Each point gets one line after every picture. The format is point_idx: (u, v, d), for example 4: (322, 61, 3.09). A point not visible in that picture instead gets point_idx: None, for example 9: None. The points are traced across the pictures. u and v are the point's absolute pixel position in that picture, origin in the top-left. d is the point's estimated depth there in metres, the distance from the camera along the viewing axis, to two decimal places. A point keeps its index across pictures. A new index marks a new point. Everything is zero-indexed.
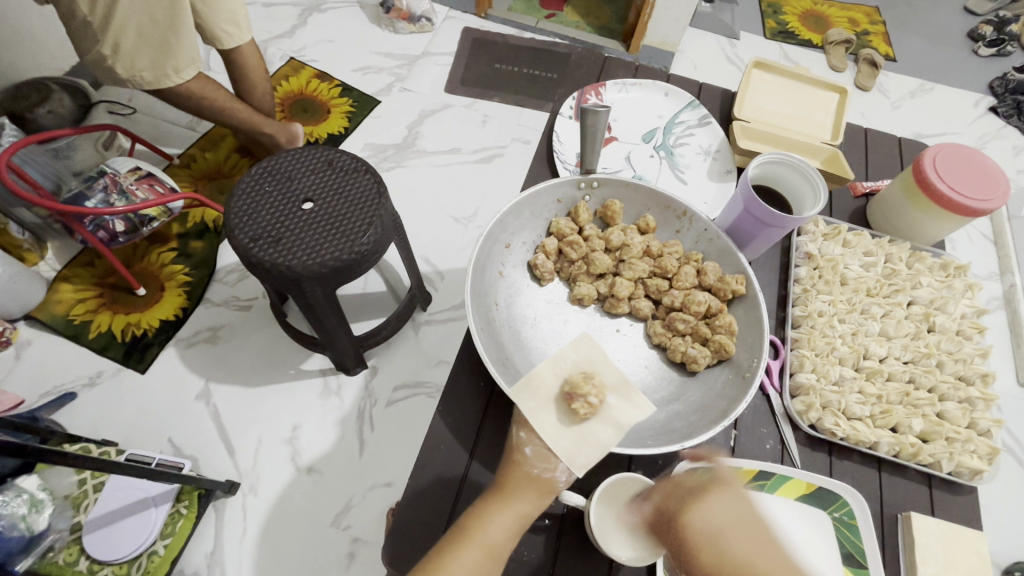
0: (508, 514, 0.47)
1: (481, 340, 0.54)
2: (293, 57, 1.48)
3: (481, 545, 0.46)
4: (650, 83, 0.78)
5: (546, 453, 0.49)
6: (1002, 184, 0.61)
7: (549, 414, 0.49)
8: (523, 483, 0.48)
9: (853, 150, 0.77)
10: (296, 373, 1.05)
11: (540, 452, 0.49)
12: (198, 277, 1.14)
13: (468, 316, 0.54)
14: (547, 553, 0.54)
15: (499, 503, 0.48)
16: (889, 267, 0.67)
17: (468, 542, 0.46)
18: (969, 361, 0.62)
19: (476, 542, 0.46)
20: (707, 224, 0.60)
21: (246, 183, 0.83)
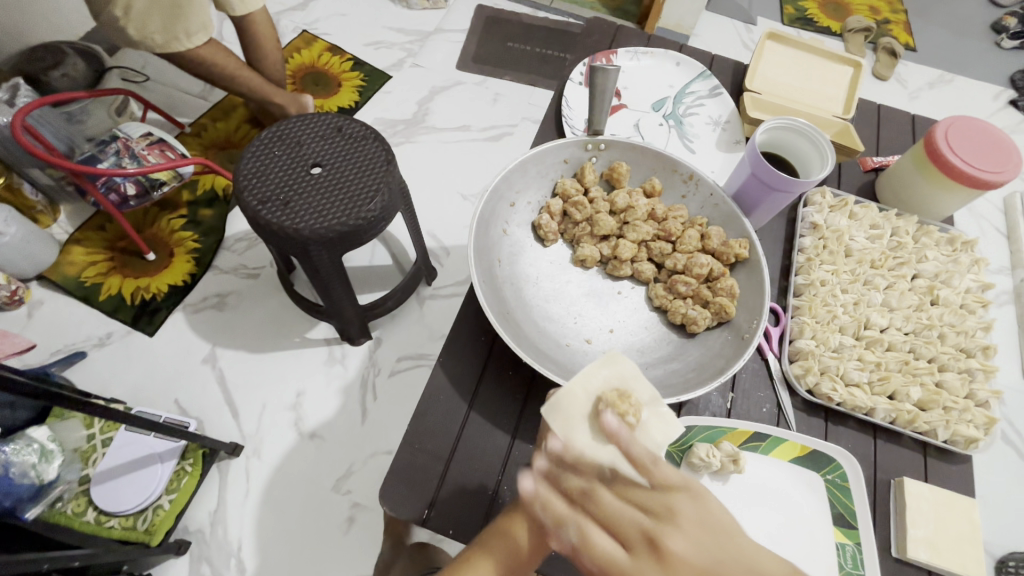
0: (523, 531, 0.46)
1: (484, 293, 0.55)
2: (306, 30, 1.47)
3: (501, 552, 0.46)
4: (662, 52, 0.78)
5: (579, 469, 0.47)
6: (1015, 157, 0.60)
7: (583, 430, 0.45)
8: None
9: (865, 127, 0.76)
10: (301, 341, 1.07)
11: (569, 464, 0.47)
12: (207, 244, 1.16)
13: (471, 269, 0.54)
14: None
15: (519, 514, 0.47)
16: (895, 240, 0.66)
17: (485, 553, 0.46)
18: (972, 334, 0.61)
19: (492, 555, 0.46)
20: (713, 189, 0.60)
21: (256, 147, 0.84)
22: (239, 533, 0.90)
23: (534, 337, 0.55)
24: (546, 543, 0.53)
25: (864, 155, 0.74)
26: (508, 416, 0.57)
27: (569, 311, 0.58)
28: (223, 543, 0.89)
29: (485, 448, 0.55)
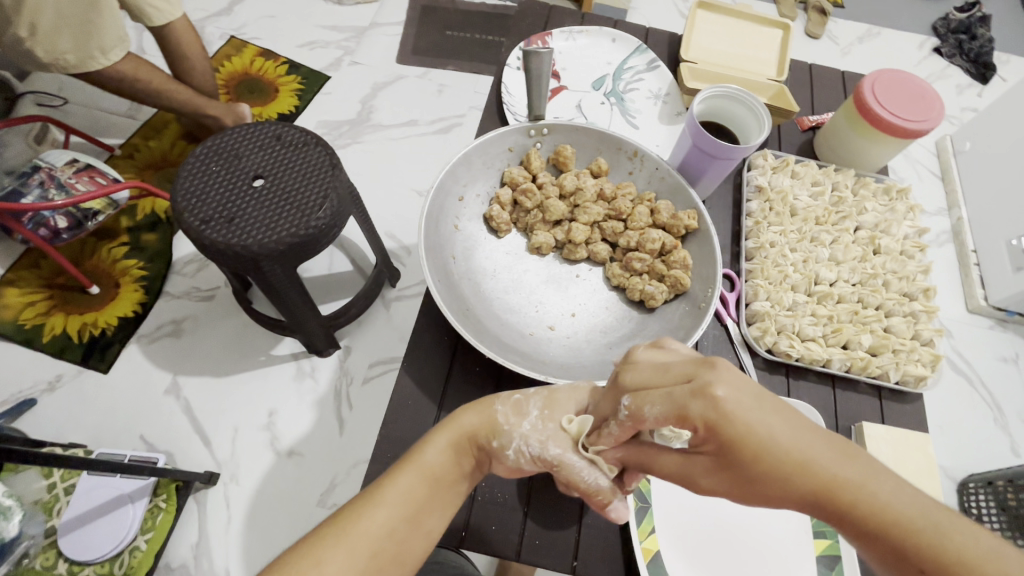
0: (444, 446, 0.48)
1: (441, 292, 0.54)
2: (234, 35, 1.41)
3: (421, 466, 0.47)
4: (597, 29, 0.77)
5: (521, 409, 0.49)
6: (937, 105, 0.62)
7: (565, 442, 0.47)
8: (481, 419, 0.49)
9: (799, 87, 0.78)
10: (267, 358, 1.03)
11: (520, 406, 0.48)
12: (154, 270, 1.10)
13: (424, 269, 0.53)
14: (521, 493, 0.56)
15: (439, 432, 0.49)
16: (836, 195, 0.68)
17: (406, 466, 0.47)
18: (913, 279, 0.64)
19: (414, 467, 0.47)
20: (658, 162, 0.61)
21: (192, 164, 0.80)
22: (225, 562, 0.87)
23: (497, 331, 0.55)
24: (532, 531, 0.54)
25: (800, 115, 0.76)
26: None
27: (530, 300, 0.58)
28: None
29: None
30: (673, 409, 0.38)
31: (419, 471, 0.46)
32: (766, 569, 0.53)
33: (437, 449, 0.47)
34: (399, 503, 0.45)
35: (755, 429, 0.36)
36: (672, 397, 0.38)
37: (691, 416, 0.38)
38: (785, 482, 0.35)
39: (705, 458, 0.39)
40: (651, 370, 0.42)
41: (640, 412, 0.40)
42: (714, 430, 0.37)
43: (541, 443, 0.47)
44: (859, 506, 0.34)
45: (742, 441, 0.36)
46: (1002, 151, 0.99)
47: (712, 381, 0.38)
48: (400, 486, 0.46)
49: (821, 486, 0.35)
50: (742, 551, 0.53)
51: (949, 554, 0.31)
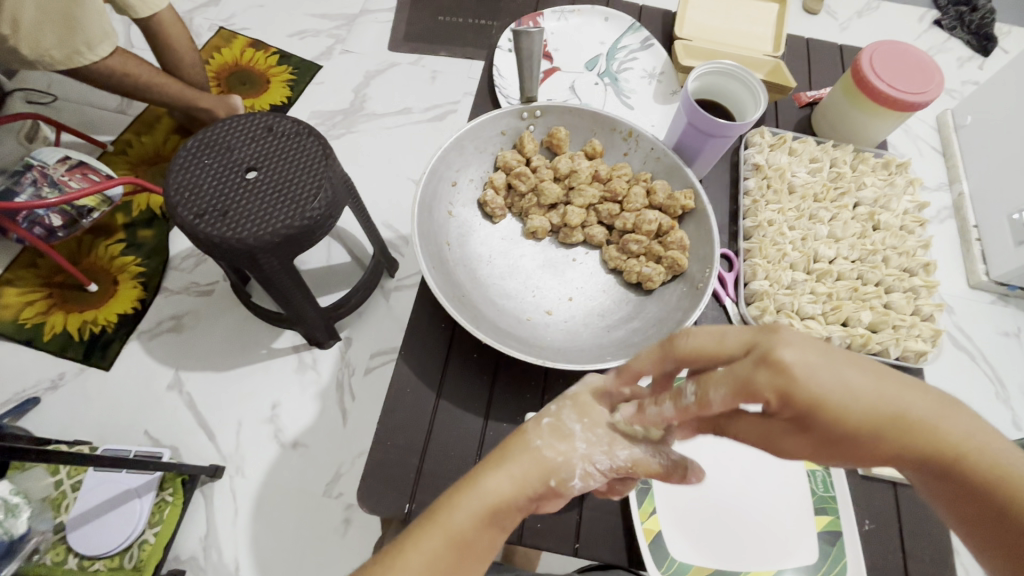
0: (511, 475, 0.42)
1: (436, 279, 0.53)
2: (222, 27, 1.39)
3: (478, 498, 0.41)
4: (589, 8, 0.76)
5: (563, 430, 0.44)
6: (937, 76, 0.61)
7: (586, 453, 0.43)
8: (527, 451, 0.43)
9: (796, 62, 0.77)
10: (268, 351, 1.03)
11: (558, 428, 0.44)
12: (152, 266, 1.10)
13: (418, 256, 0.53)
14: None
15: (501, 457, 0.43)
16: (834, 171, 0.67)
17: (464, 491, 0.41)
18: (913, 254, 0.64)
19: (473, 498, 0.41)
20: (653, 142, 0.60)
21: (184, 158, 0.79)
22: (234, 553, 0.88)
23: (494, 317, 0.54)
24: (532, 515, 0.54)
25: (797, 91, 0.75)
26: (476, 397, 0.56)
27: (526, 286, 0.58)
28: (220, 566, 0.87)
29: (458, 433, 0.55)
30: (740, 386, 0.35)
31: (478, 499, 0.40)
32: (768, 547, 0.53)
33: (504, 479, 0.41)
34: (459, 533, 0.40)
35: (835, 394, 0.34)
36: (735, 369, 0.35)
37: (764, 391, 0.34)
38: (866, 439, 0.35)
39: (785, 424, 0.36)
40: (704, 343, 0.38)
41: (705, 397, 0.36)
42: (791, 400, 0.33)
43: (607, 455, 0.43)
44: (935, 445, 0.35)
45: (827, 405, 0.34)
46: (1003, 124, 0.98)
47: (779, 346, 0.34)
48: (455, 513, 0.40)
49: (900, 426, 0.35)
50: (745, 529, 0.54)
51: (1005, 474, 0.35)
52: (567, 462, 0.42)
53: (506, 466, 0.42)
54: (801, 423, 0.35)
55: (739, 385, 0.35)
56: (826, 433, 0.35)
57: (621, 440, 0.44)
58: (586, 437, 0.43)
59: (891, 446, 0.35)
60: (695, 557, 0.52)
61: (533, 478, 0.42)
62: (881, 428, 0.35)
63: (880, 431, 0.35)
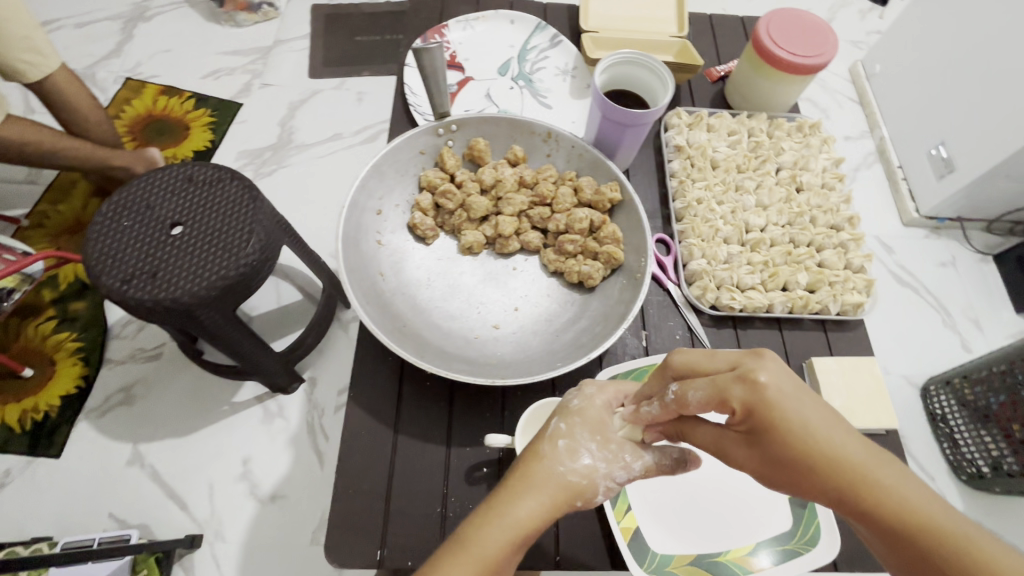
0: (539, 500, 0.44)
1: (371, 315, 0.52)
2: (129, 77, 1.32)
3: (511, 523, 0.43)
4: (493, 13, 0.75)
5: (575, 449, 0.47)
6: (830, 37, 0.63)
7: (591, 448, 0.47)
8: (544, 475, 0.46)
9: (702, 40, 0.78)
10: (231, 407, 0.99)
11: (572, 448, 0.47)
12: (90, 339, 1.03)
13: (349, 293, 0.51)
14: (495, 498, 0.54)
15: (528, 483, 0.45)
16: (753, 140, 0.69)
17: (492, 518, 0.43)
18: (837, 210, 0.66)
19: (507, 524, 0.43)
20: (573, 140, 0.60)
21: (101, 223, 0.75)
22: None
23: (440, 342, 0.53)
24: None
25: (708, 67, 0.76)
26: (432, 431, 0.57)
27: (470, 303, 0.57)
28: None
29: (421, 464, 0.55)
30: (714, 394, 0.41)
31: (513, 525, 0.42)
32: (742, 520, 0.55)
33: (532, 505, 0.44)
34: (491, 558, 0.41)
35: (792, 419, 0.38)
36: (714, 381, 0.41)
37: (733, 399, 0.40)
38: (809, 473, 0.38)
39: (739, 435, 0.42)
40: (699, 356, 0.44)
41: (685, 397, 0.43)
42: (753, 413, 0.40)
43: (615, 465, 0.48)
44: (880, 493, 0.36)
45: (781, 423, 0.39)
46: (915, 66, 1.03)
47: (755, 367, 0.40)
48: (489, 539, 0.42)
49: (849, 471, 0.37)
50: (722, 509, 0.56)
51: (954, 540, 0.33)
52: (590, 484, 0.46)
53: (539, 493, 0.44)
54: (755, 435, 0.40)
55: (714, 392, 0.41)
56: (771, 446, 0.40)
57: (627, 450, 0.48)
58: (603, 454, 0.47)
59: (836, 484, 0.37)
60: (674, 542, 0.54)
61: (553, 505, 0.45)
62: (830, 464, 0.37)
63: (808, 462, 0.38)
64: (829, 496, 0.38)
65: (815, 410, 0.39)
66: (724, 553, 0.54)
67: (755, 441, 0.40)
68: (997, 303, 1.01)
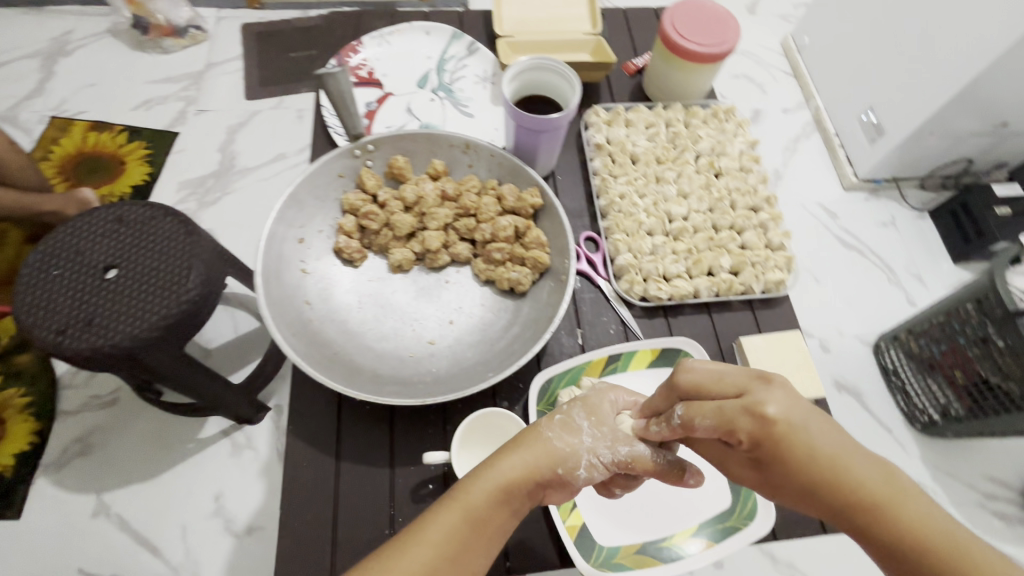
0: (522, 458, 0.47)
1: (300, 349, 0.53)
2: (54, 115, 1.26)
3: (491, 478, 0.46)
4: (407, 27, 0.75)
5: (571, 424, 0.50)
6: (732, 25, 0.65)
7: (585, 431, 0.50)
8: (533, 441, 0.49)
9: (618, 35, 0.80)
10: (197, 444, 0.92)
11: (567, 422, 0.50)
12: (40, 392, 0.94)
13: (273, 329, 0.51)
14: None
15: (519, 445, 0.49)
16: (671, 131, 0.71)
17: (477, 474, 0.46)
18: (755, 191, 0.68)
19: (489, 477, 0.46)
20: (490, 149, 0.61)
21: (30, 275, 0.71)
22: None
23: (373, 365, 0.55)
24: None
25: (625, 61, 0.78)
26: (372, 453, 0.61)
27: (404, 321, 0.58)
28: None
29: (366, 488, 0.60)
30: (722, 422, 0.44)
31: (495, 477, 0.45)
32: (682, 504, 0.62)
33: (518, 460, 0.46)
34: (474, 508, 0.44)
35: (801, 445, 0.41)
36: (722, 410, 0.44)
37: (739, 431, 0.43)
38: (819, 493, 0.40)
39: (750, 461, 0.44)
40: (705, 382, 0.46)
41: (692, 423, 0.45)
42: (759, 441, 0.42)
43: (609, 449, 0.49)
44: (889, 513, 0.38)
45: (790, 450, 0.41)
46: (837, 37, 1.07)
47: (763, 399, 0.42)
48: (472, 491, 0.45)
49: (857, 492, 0.39)
50: (664, 496, 0.63)
51: (958, 557, 0.36)
52: (573, 452, 0.48)
53: (524, 450, 0.48)
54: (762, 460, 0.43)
55: (723, 421, 0.44)
56: (782, 473, 0.42)
57: (622, 437, 0.50)
58: (593, 432, 0.49)
59: (845, 505, 0.39)
60: (622, 527, 0.60)
61: (536, 466, 0.47)
62: (842, 487, 0.39)
63: (820, 487, 0.40)
64: (834, 515, 0.40)
65: (827, 436, 0.41)
66: (669, 537, 0.60)
67: (764, 467, 0.43)
68: (936, 256, 1.05)
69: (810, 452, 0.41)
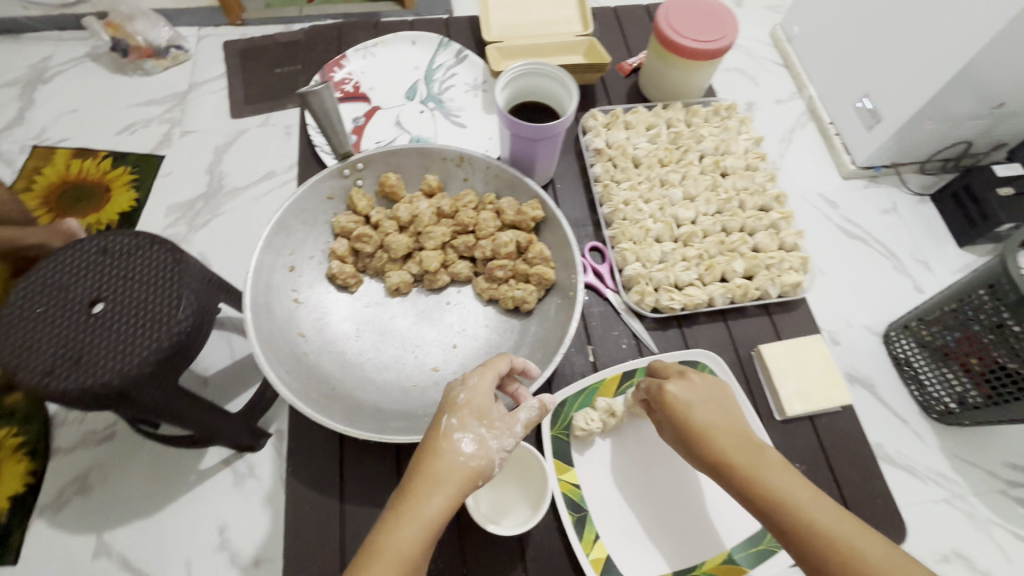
0: (443, 492, 0.43)
1: (294, 387, 0.50)
2: (36, 144, 1.23)
3: (419, 523, 0.41)
4: (392, 37, 0.73)
5: (473, 435, 0.46)
6: (729, 20, 0.63)
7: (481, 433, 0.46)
8: (446, 468, 0.44)
9: (610, 34, 0.78)
10: (197, 476, 0.87)
11: (471, 438, 0.45)
12: (33, 431, 0.90)
13: (265, 367, 0.49)
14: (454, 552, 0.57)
15: (430, 481, 0.43)
16: (673, 131, 0.68)
17: (404, 521, 0.41)
18: (764, 190, 0.66)
19: (417, 521, 0.41)
20: (487, 161, 0.59)
21: (11, 313, 0.68)
22: None
23: (374, 402, 0.53)
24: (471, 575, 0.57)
25: (619, 62, 0.76)
26: (380, 492, 0.61)
27: (405, 347, 0.57)
28: None
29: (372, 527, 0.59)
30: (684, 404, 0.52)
31: (422, 522, 0.41)
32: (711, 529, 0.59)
33: (440, 497, 0.43)
34: (408, 558, 0.40)
35: (739, 439, 0.48)
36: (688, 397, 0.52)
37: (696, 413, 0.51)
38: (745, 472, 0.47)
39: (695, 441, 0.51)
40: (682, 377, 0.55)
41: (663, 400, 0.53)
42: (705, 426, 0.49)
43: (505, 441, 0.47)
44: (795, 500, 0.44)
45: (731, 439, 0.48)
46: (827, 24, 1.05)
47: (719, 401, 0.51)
48: (403, 540, 0.41)
49: (770, 480, 0.46)
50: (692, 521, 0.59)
51: (846, 547, 0.41)
52: (488, 464, 0.45)
53: (442, 482, 0.43)
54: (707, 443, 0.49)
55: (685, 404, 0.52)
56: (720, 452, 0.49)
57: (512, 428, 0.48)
58: (493, 434, 0.46)
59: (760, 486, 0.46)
60: (665, 547, 0.58)
61: (457, 496, 0.44)
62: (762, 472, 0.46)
63: (741, 467, 0.47)
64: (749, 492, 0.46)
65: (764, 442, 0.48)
66: (699, 566, 0.57)
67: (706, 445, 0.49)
68: (942, 241, 1.03)
69: (742, 441, 0.49)
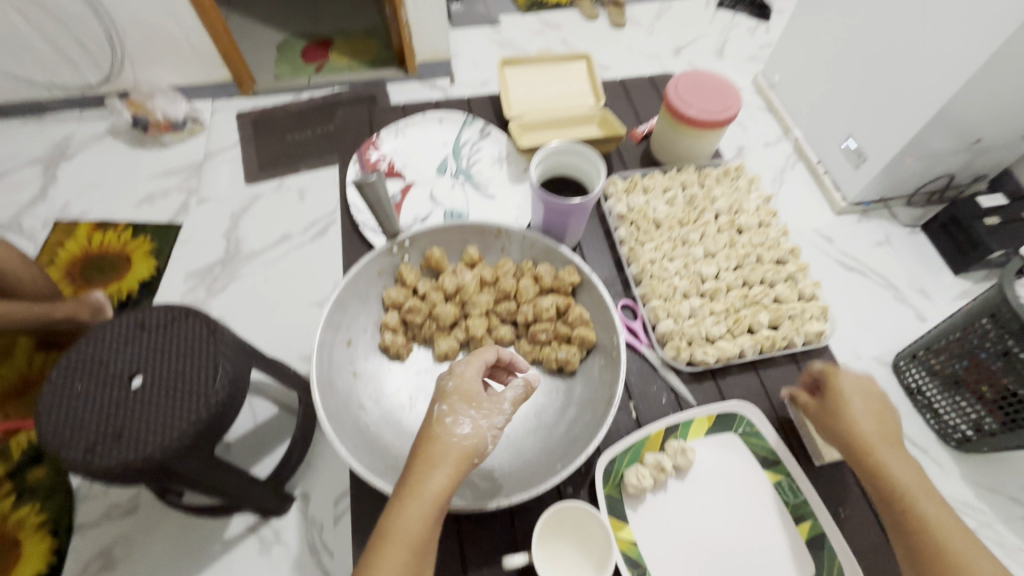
0: (441, 472, 0.47)
1: (363, 459, 0.53)
2: (58, 220, 1.28)
3: (422, 502, 0.46)
4: (420, 116, 0.79)
5: (463, 417, 0.49)
6: (732, 94, 0.71)
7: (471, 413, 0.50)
8: (440, 449, 0.48)
9: (619, 102, 0.85)
10: (223, 544, 0.87)
11: (459, 420, 0.49)
12: (56, 506, 0.89)
13: (335, 443, 0.52)
14: None
15: (430, 462, 0.47)
16: (688, 193, 0.75)
17: (407, 502, 0.46)
18: (778, 245, 0.73)
19: (420, 501, 0.46)
20: (523, 233, 0.64)
21: (52, 393, 0.67)
22: None
23: None
24: None
25: (631, 129, 0.82)
26: None
27: None
28: None
29: None
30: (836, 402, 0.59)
31: (424, 501, 0.46)
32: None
33: (439, 479, 0.47)
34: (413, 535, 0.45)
35: (887, 456, 0.56)
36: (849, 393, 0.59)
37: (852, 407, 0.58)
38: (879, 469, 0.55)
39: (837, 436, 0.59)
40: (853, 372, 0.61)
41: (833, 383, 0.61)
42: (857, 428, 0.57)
43: (494, 418, 0.51)
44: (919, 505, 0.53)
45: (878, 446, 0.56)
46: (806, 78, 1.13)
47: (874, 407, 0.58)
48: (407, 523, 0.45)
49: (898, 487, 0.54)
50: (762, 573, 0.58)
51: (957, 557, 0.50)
52: (479, 442, 0.49)
53: (439, 464, 0.47)
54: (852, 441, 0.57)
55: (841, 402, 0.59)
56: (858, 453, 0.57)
57: (500, 408, 0.51)
58: (482, 413, 0.50)
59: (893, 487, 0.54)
60: None
61: (456, 476, 0.47)
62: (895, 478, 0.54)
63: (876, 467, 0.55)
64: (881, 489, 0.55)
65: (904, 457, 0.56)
66: None
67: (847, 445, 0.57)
68: (936, 271, 1.08)
69: (881, 451, 0.56)
